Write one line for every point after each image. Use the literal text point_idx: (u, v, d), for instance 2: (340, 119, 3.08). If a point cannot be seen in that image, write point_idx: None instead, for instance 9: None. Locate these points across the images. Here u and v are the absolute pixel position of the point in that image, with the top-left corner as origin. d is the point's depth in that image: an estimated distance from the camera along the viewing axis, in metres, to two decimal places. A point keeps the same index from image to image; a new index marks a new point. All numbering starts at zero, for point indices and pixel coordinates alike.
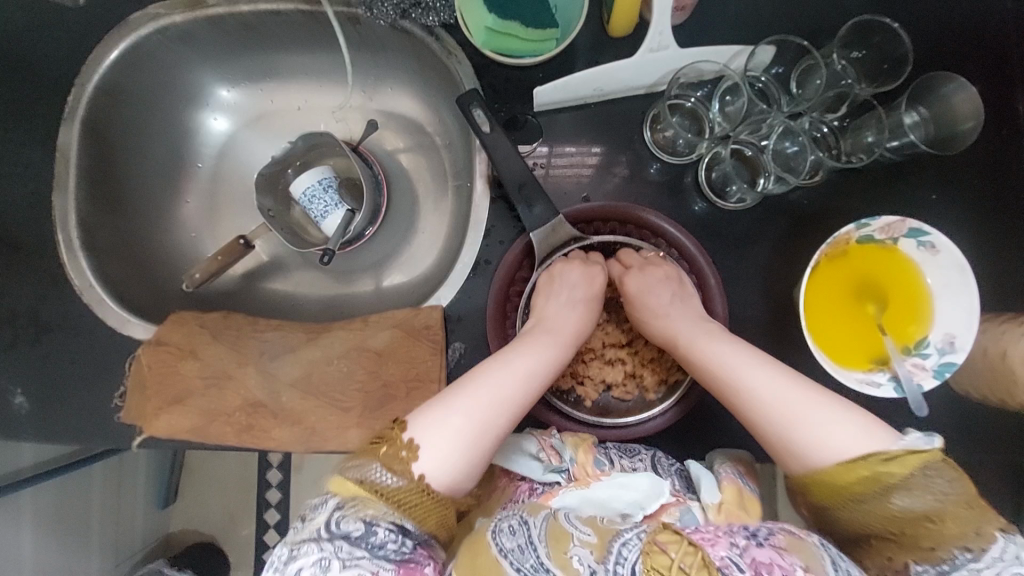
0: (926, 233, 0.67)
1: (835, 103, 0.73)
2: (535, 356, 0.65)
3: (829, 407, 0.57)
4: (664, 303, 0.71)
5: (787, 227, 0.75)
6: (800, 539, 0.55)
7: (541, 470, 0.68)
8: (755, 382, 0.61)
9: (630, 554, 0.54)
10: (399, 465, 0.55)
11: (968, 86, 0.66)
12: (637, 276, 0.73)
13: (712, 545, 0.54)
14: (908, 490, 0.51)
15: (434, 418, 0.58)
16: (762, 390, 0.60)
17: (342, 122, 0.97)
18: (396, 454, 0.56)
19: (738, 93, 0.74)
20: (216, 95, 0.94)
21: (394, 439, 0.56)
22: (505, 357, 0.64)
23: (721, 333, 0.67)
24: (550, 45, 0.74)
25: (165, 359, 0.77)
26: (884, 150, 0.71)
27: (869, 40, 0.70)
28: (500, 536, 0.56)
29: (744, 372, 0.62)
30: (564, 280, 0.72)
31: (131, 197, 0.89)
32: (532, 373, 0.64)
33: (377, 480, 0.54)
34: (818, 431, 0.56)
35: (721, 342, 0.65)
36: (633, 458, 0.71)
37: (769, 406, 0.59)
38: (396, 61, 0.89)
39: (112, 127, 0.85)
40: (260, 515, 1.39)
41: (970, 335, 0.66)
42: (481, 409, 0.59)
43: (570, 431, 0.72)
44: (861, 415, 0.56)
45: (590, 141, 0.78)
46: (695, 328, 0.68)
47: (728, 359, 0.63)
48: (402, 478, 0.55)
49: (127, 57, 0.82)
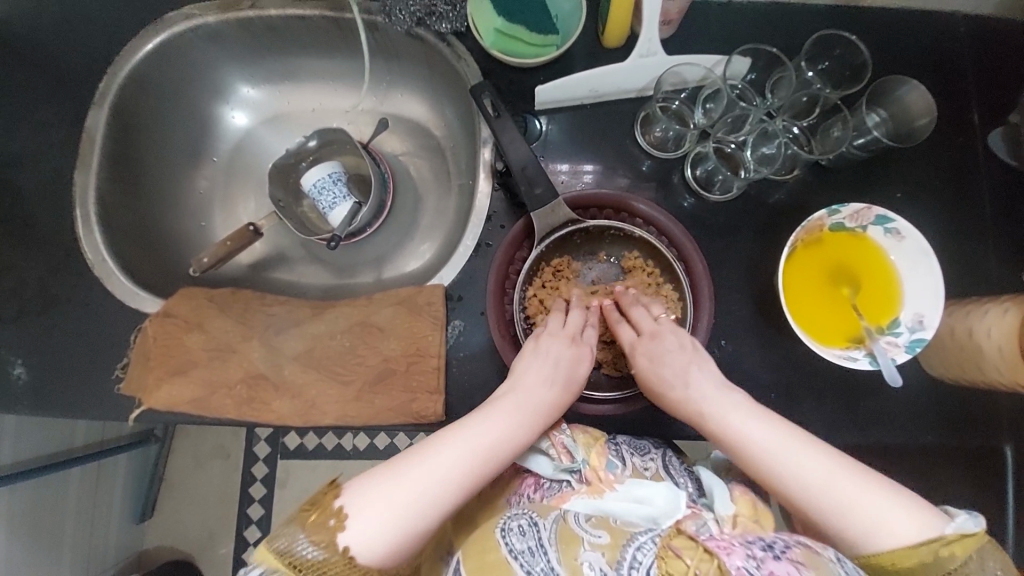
0: (891, 219, 0.72)
1: (806, 108, 0.81)
2: (494, 432, 0.64)
3: (863, 496, 0.58)
4: (681, 372, 0.70)
5: (767, 218, 0.81)
6: (816, 554, 0.57)
7: (552, 468, 0.70)
8: (787, 469, 0.61)
9: (644, 559, 0.59)
10: (325, 535, 0.56)
11: (919, 86, 0.74)
12: (647, 347, 0.72)
13: (728, 555, 0.57)
14: (967, 574, 0.55)
15: (375, 490, 0.59)
16: (790, 475, 0.60)
17: (354, 124, 1.04)
18: (324, 522, 0.57)
19: (718, 99, 0.81)
20: (238, 92, 1.00)
21: (325, 506, 0.58)
22: (466, 433, 0.63)
23: (744, 410, 0.65)
24: (550, 50, 0.83)
25: (171, 331, 0.79)
26: (851, 147, 0.77)
27: (832, 52, 0.79)
28: (510, 535, 0.61)
29: (775, 459, 0.61)
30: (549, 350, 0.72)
31: (148, 181, 0.93)
32: (487, 451, 0.63)
33: (299, 552, 0.56)
34: (858, 521, 0.57)
35: (751, 421, 0.64)
36: (644, 457, 0.74)
37: (804, 492, 0.60)
38: (408, 67, 0.97)
39: (137, 115, 0.90)
40: (240, 529, 1.36)
41: (937, 313, 0.71)
42: (428, 487, 0.59)
43: (580, 428, 0.75)
44: (904, 499, 0.58)
45: (587, 137, 0.85)
46: (719, 401, 0.67)
47: (759, 440, 0.63)
48: (325, 550, 0.56)
49: (162, 50, 0.89)
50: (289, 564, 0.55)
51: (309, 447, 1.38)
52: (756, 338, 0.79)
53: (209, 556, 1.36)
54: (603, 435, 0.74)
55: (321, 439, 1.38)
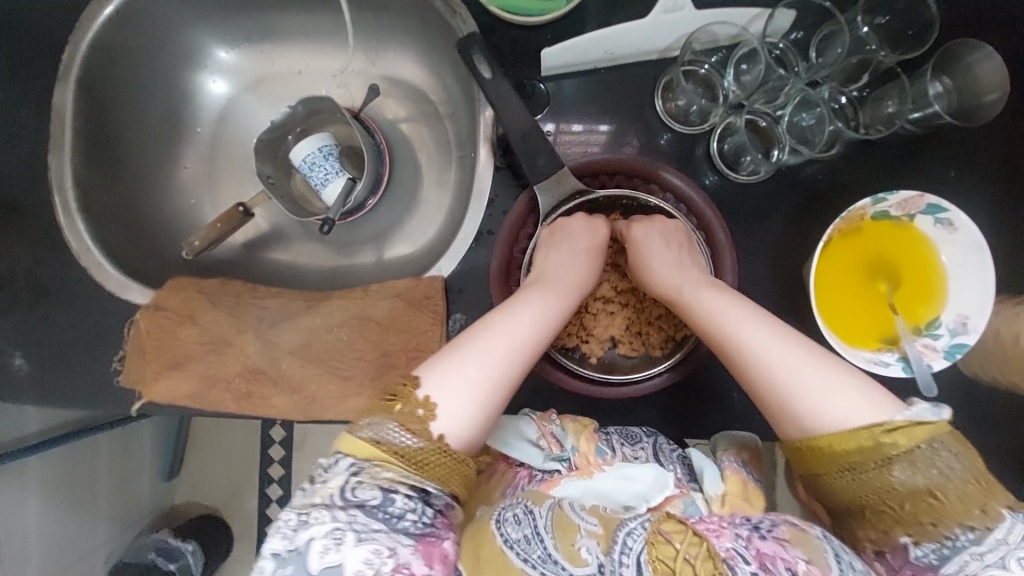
0: (945, 210, 0.64)
1: (856, 72, 0.70)
2: (543, 304, 0.64)
3: (831, 372, 0.55)
4: (665, 258, 0.68)
5: (800, 202, 0.73)
6: (802, 532, 0.54)
7: (541, 458, 0.68)
8: (750, 337, 0.58)
9: (634, 544, 0.54)
10: (416, 424, 0.54)
11: (995, 55, 0.62)
12: (643, 224, 0.71)
13: (717, 537, 0.54)
14: (911, 462, 0.50)
15: (447, 368, 0.57)
16: (755, 348, 0.57)
17: (343, 88, 0.94)
18: (414, 411, 0.54)
19: (755, 60, 0.70)
20: (214, 56, 0.91)
21: (409, 397, 0.55)
22: (516, 304, 0.63)
23: (718, 289, 0.64)
24: (561, 2, 0.71)
25: (163, 323, 0.77)
26: (905, 122, 0.68)
27: (894, 5, 0.67)
28: (504, 526, 0.56)
29: (738, 326, 0.59)
30: (568, 231, 0.71)
31: (129, 163, 0.87)
32: (543, 316, 0.63)
33: (393, 441, 0.52)
34: (817, 395, 0.54)
35: (719, 297, 0.63)
36: (635, 446, 0.71)
37: (770, 370, 0.56)
38: (399, 23, 0.86)
39: (107, 86, 0.83)
40: (263, 487, 1.40)
41: (984, 316, 0.64)
42: (495, 356, 0.58)
43: (570, 416, 0.72)
44: (864, 381, 0.54)
45: (599, 108, 0.75)
46: (693, 281, 0.66)
47: (726, 318, 0.61)
48: (421, 438, 0.53)
49: (123, 12, 0.80)
50: (385, 452, 0.52)
51: None
52: None
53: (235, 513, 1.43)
54: (593, 422, 0.71)
55: None
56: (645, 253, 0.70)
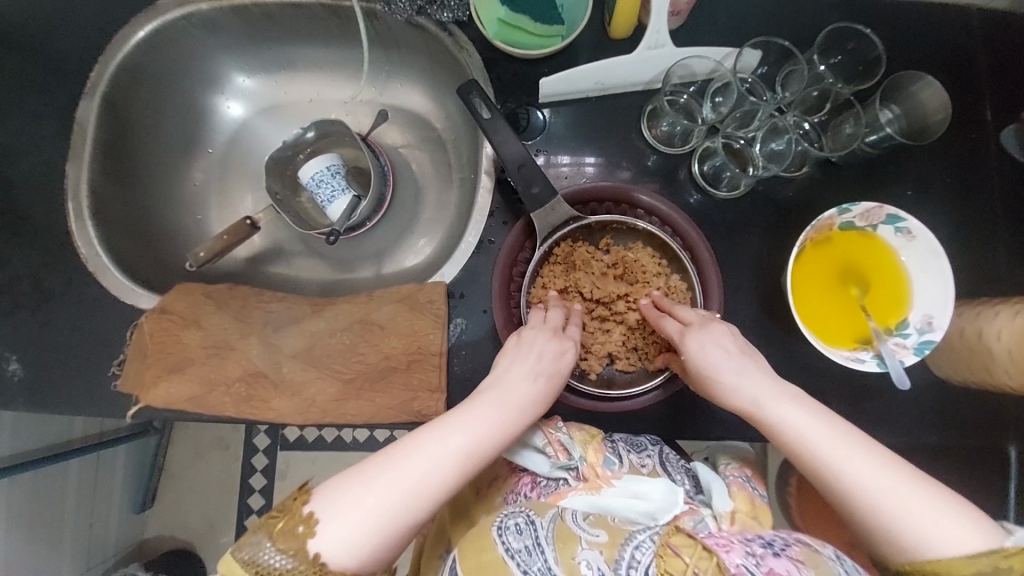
0: (903, 219, 0.71)
1: (817, 102, 0.79)
2: (478, 426, 0.59)
3: (931, 498, 0.53)
4: (735, 368, 0.63)
5: (775, 217, 0.80)
6: (815, 553, 0.57)
7: (548, 465, 0.70)
8: (857, 469, 0.55)
9: (642, 558, 0.58)
10: (291, 543, 0.52)
11: (935, 83, 0.72)
12: (696, 333, 0.66)
13: (727, 553, 0.57)
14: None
15: (349, 491, 0.54)
16: (854, 477, 0.55)
17: (352, 115, 1.02)
18: (291, 530, 0.52)
19: (728, 93, 0.79)
20: (233, 81, 0.97)
21: (292, 513, 0.53)
22: (452, 423, 0.59)
23: (803, 403, 0.60)
24: (556, 39, 0.81)
25: (167, 327, 0.78)
26: (863, 144, 0.76)
27: (845, 46, 0.77)
28: (506, 534, 0.60)
29: (845, 456, 0.56)
30: (533, 344, 0.67)
31: (142, 174, 0.91)
32: (476, 444, 0.58)
33: (265, 562, 0.51)
34: (925, 527, 0.52)
35: (810, 416, 0.58)
36: (641, 453, 0.74)
37: (870, 496, 0.54)
38: (408, 57, 0.94)
39: (129, 104, 0.88)
40: (241, 520, 1.36)
41: (948, 315, 0.70)
42: (402, 488, 0.54)
43: (576, 426, 0.75)
44: (961, 505, 0.53)
45: (590, 130, 0.83)
46: (774, 393, 0.60)
47: (821, 442, 0.57)
48: (293, 560, 0.51)
49: (153, 39, 0.86)
50: (255, 573, 0.51)
51: (309, 440, 1.38)
52: (760, 339, 0.78)
53: (209, 548, 1.36)
54: (600, 432, 0.74)
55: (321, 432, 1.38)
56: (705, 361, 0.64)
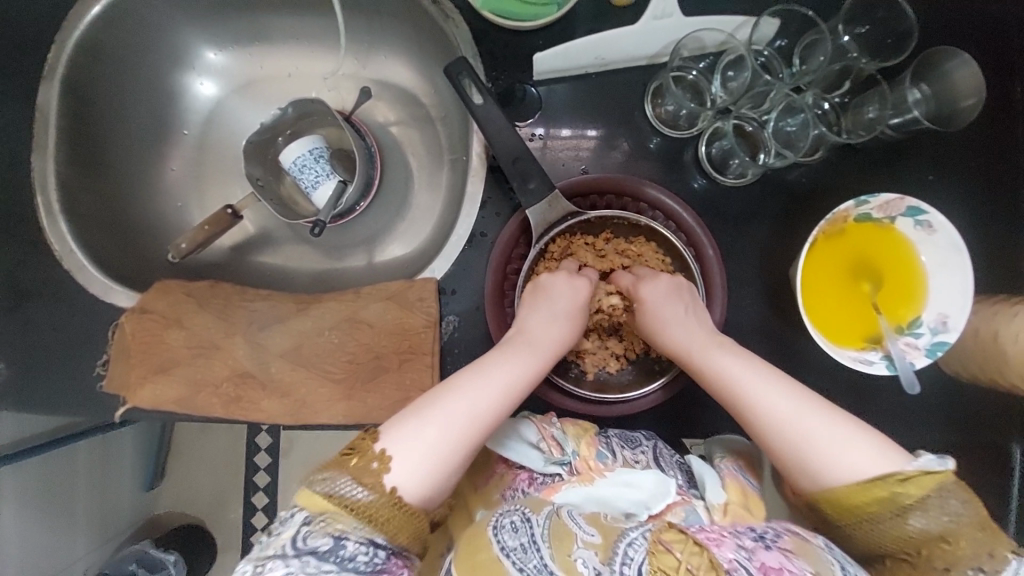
0: (924, 211, 0.66)
1: (838, 79, 0.72)
2: (515, 366, 0.63)
3: (840, 426, 0.57)
4: (673, 314, 0.67)
5: (786, 206, 0.74)
6: (805, 542, 0.56)
7: (542, 461, 0.69)
8: (767, 400, 0.59)
9: (636, 554, 0.55)
10: (369, 478, 0.54)
11: (971, 62, 0.64)
12: (650, 286, 0.69)
13: (718, 546, 0.55)
14: (924, 511, 0.52)
15: (408, 430, 0.57)
16: (769, 410, 0.59)
17: (334, 91, 0.94)
18: (367, 466, 0.54)
19: (742, 66, 0.71)
20: (202, 57, 0.90)
21: (365, 450, 0.55)
22: (484, 364, 0.62)
23: (728, 346, 0.65)
24: (552, 9, 0.73)
25: (149, 327, 0.75)
26: (886, 127, 0.70)
27: (873, 16, 0.69)
28: (502, 533, 0.59)
29: (758, 390, 0.60)
30: (553, 291, 0.69)
31: (114, 161, 0.86)
32: (513, 385, 0.61)
33: (345, 495, 0.52)
34: (832, 452, 0.56)
35: (731, 355, 0.63)
36: (635, 449, 0.72)
37: (783, 428, 0.58)
38: (391, 26, 0.86)
39: (93, 86, 0.82)
40: (248, 495, 1.37)
41: (964, 315, 0.66)
42: (458, 423, 0.57)
43: (570, 420, 0.73)
44: (872, 435, 0.56)
45: (590, 111, 0.76)
46: (701, 336, 0.66)
47: (742, 378, 0.61)
48: (372, 492, 0.53)
49: (110, 12, 0.79)
50: (336, 505, 0.52)
51: None
52: (765, 335, 0.74)
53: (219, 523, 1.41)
54: (593, 426, 0.72)
55: None
56: (656, 311, 0.68)
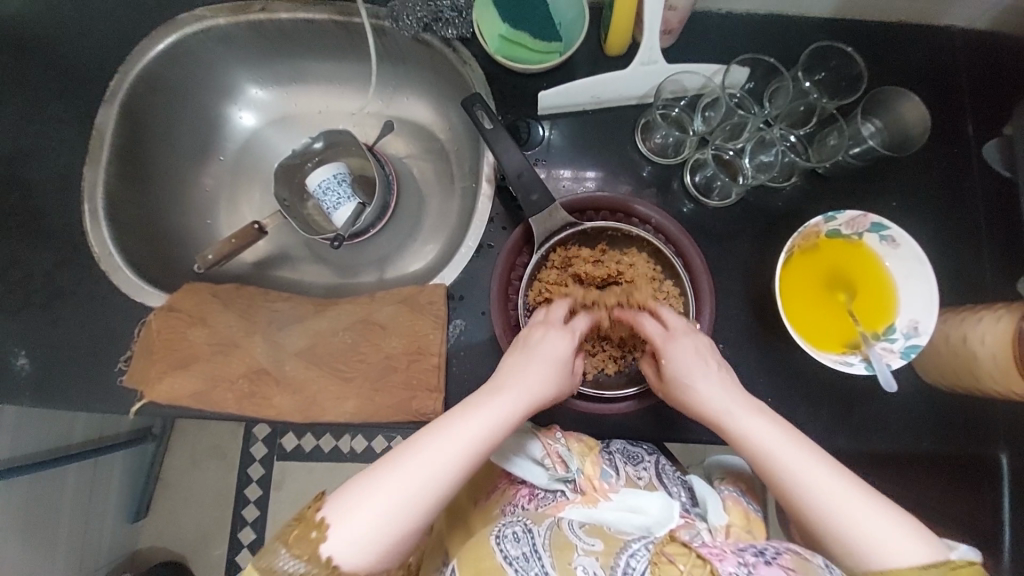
0: (886, 227, 0.74)
1: (803, 116, 0.83)
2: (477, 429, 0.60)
3: (878, 509, 0.56)
4: (705, 374, 0.67)
5: (765, 225, 0.83)
6: (806, 560, 0.56)
7: (546, 477, 0.70)
8: (802, 473, 0.58)
9: (637, 564, 0.59)
10: (306, 548, 0.54)
11: (914, 98, 0.75)
12: (677, 343, 0.69)
13: (720, 561, 0.57)
14: None
15: (358, 499, 0.55)
16: (803, 488, 0.58)
17: (360, 125, 1.06)
18: (305, 536, 0.54)
19: (718, 106, 0.83)
20: (246, 93, 1.02)
21: (308, 520, 0.55)
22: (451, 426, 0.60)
23: (759, 408, 0.64)
24: (554, 56, 0.85)
25: (174, 324, 0.80)
26: (847, 155, 0.79)
27: (828, 64, 0.81)
28: (505, 542, 0.62)
29: (786, 459, 0.59)
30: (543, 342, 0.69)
31: (156, 179, 0.95)
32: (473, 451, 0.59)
33: (280, 568, 0.54)
34: (873, 535, 0.54)
35: (763, 420, 0.62)
36: (638, 466, 0.75)
37: (818, 504, 0.57)
38: (414, 72, 0.99)
39: (147, 112, 0.92)
40: (234, 532, 1.36)
41: (932, 320, 0.72)
42: (414, 491, 0.56)
43: (575, 437, 0.76)
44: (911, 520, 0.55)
45: (589, 141, 0.86)
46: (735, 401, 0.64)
47: (772, 446, 0.60)
48: (309, 562, 0.54)
49: (171, 51, 0.90)
50: None
51: (306, 450, 1.39)
52: (751, 343, 0.80)
53: (203, 556, 1.36)
54: (597, 444, 0.75)
55: (319, 441, 1.39)
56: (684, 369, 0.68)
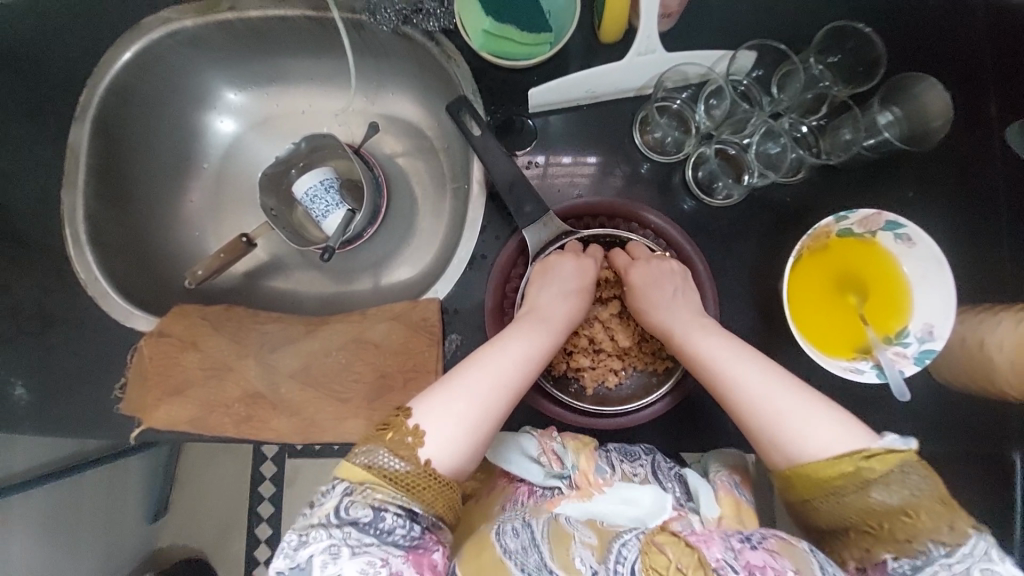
0: (902, 226, 0.69)
1: (814, 105, 0.77)
2: (530, 341, 0.66)
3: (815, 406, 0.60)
4: (663, 297, 0.71)
5: (772, 223, 0.78)
6: (791, 545, 0.58)
7: (542, 474, 0.70)
8: (749, 381, 0.63)
9: (629, 554, 0.58)
10: (405, 450, 0.57)
11: (938, 84, 0.70)
12: (643, 269, 0.72)
13: (708, 546, 0.57)
14: (887, 485, 0.54)
15: (435, 403, 0.60)
16: (758, 395, 0.61)
17: (344, 125, 1.01)
18: (403, 440, 0.57)
19: (723, 95, 0.77)
20: (224, 98, 0.97)
21: (400, 426, 0.58)
22: (502, 342, 0.66)
23: (711, 329, 0.68)
24: (545, 48, 0.79)
25: (166, 350, 0.79)
26: (861, 148, 0.74)
27: (844, 45, 0.74)
28: (504, 537, 0.62)
29: (737, 368, 0.64)
30: (561, 270, 0.72)
31: (139, 195, 0.92)
32: (522, 358, 0.65)
33: (383, 466, 0.56)
34: (806, 429, 0.59)
35: (714, 337, 0.67)
36: (634, 462, 0.73)
37: (763, 406, 0.61)
38: (397, 68, 0.93)
39: (121, 125, 0.88)
40: (252, 528, 1.40)
41: (948, 323, 0.69)
42: (481, 392, 0.61)
43: (570, 433, 0.74)
44: (836, 413, 0.59)
45: (586, 139, 0.81)
46: (690, 323, 0.69)
47: (723, 357, 0.65)
48: (408, 463, 0.56)
49: (140, 59, 0.85)
50: (375, 476, 0.55)
51: (316, 446, 1.40)
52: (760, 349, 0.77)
53: (224, 550, 1.41)
54: (593, 441, 0.74)
55: None
56: (647, 294, 0.72)
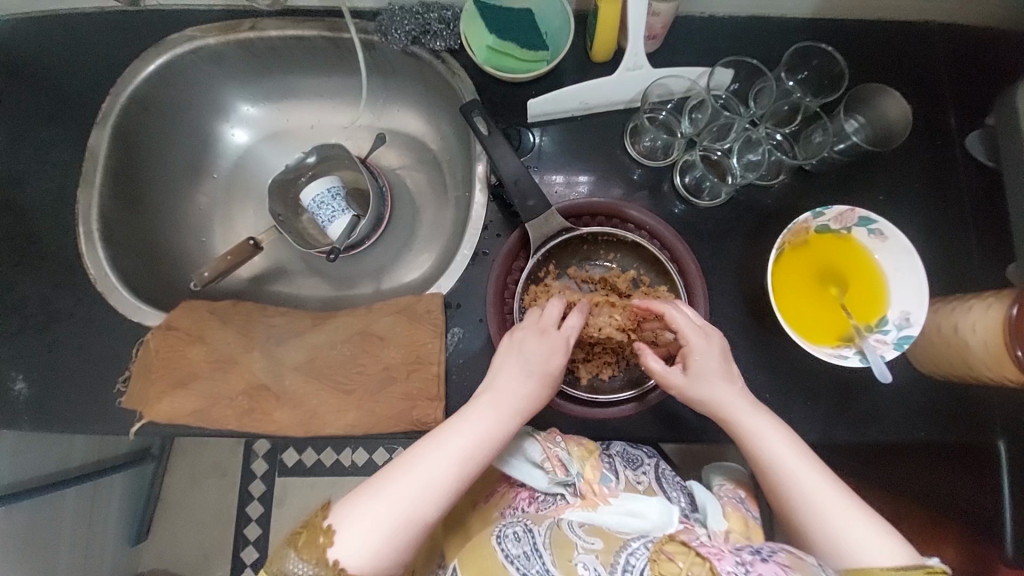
0: (874, 221, 0.75)
1: (788, 116, 0.84)
2: (468, 433, 0.63)
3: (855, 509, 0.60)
4: (715, 377, 0.68)
5: (756, 223, 0.84)
6: (800, 559, 0.57)
7: (547, 480, 0.71)
8: (799, 477, 0.62)
9: (636, 562, 0.59)
10: (314, 552, 0.57)
11: (894, 93, 0.77)
12: (699, 338, 0.68)
13: (719, 560, 0.56)
14: None
15: (358, 505, 0.59)
16: (810, 494, 0.61)
17: (352, 139, 1.06)
18: (315, 540, 0.57)
19: (705, 108, 0.84)
20: (238, 110, 1.02)
21: (315, 527, 0.58)
22: (442, 433, 0.63)
23: (762, 414, 0.67)
24: (542, 65, 0.86)
25: (172, 342, 0.80)
26: (832, 152, 0.81)
27: (811, 63, 0.83)
28: (505, 542, 0.63)
29: (788, 461, 0.63)
30: (522, 347, 0.69)
31: (151, 199, 0.95)
32: (458, 457, 0.62)
33: (290, 572, 0.56)
34: (852, 536, 0.59)
35: (768, 426, 0.65)
36: (637, 470, 0.76)
37: (810, 504, 0.61)
38: (403, 85, 1.00)
39: (139, 132, 0.93)
40: (237, 549, 1.35)
41: (923, 310, 0.73)
42: (407, 496, 0.59)
43: (574, 439, 0.76)
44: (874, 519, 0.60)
45: (581, 147, 0.87)
46: (743, 405, 0.67)
47: (775, 448, 0.64)
48: (318, 565, 0.56)
49: (161, 72, 0.91)
50: None
51: (307, 464, 1.38)
52: (749, 341, 0.80)
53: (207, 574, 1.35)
54: (598, 447, 0.75)
55: (320, 455, 1.39)
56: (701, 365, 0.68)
